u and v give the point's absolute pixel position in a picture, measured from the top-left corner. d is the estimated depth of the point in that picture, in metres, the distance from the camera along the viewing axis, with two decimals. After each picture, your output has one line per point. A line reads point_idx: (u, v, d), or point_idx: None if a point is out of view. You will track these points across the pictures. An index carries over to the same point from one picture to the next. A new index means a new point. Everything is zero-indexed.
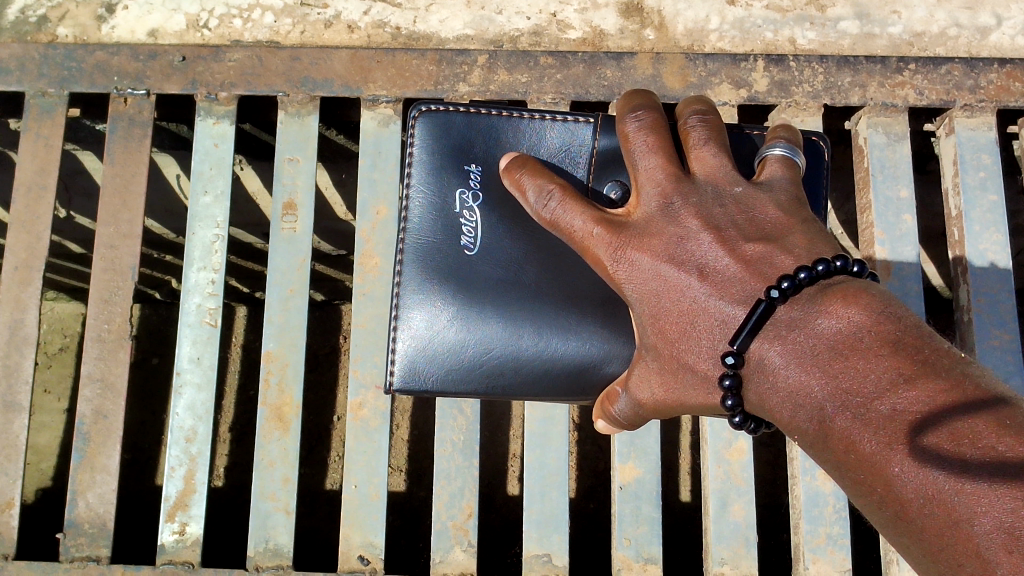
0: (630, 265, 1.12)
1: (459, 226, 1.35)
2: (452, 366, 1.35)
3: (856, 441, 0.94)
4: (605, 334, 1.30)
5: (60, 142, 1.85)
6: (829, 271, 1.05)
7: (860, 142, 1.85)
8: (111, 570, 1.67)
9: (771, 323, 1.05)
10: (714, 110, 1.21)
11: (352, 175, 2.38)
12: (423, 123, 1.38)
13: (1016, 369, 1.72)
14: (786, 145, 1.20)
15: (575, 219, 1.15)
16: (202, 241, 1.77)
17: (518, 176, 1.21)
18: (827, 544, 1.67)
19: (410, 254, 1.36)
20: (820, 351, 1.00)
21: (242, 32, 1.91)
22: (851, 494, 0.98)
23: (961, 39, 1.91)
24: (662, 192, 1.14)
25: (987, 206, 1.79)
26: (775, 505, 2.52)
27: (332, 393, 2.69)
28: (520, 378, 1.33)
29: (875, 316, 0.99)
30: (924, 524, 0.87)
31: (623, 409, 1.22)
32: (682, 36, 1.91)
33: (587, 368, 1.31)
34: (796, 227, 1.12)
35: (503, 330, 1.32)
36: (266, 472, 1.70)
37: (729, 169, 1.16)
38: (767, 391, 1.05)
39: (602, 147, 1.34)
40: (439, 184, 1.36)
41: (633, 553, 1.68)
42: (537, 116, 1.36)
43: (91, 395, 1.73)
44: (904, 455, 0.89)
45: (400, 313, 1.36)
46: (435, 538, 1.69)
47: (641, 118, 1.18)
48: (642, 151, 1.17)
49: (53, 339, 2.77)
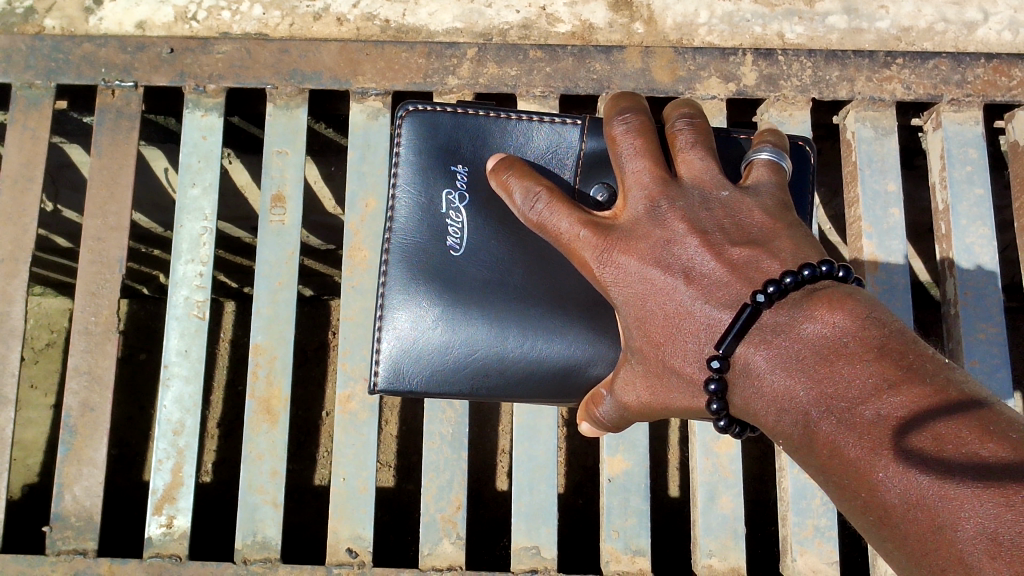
0: (617, 268, 1.13)
1: (445, 225, 1.35)
2: (437, 366, 1.34)
3: (840, 446, 0.94)
4: (590, 336, 1.31)
5: (47, 134, 1.84)
6: (814, 276, 1.05)
7: (848, 136, 1.85)
8: (98, 563, 1.66)
9: (756, 327, 1.05)
10: (701, 114, 1.22)
11: (340, 169, 2.38)
12: (410, 123, 1.38)
13: (1002, 362, 1.73)
14: (773, 150, 1.21)
15: (562, 222, 1.15)
16: (189, 233, 1.77)
17: (505, 177, 1.22)
18: (815, 535, 1.68)
19: (396, 254, 1.35)
20: (805, 356, 1.01)
21: (230, 25, 1.91)
22: (835, 499, 0.99)
23: (949, 34, 1.92)
24: (649, 195, 1.14)
25: (973, 200, 1.80)
26: (763, 500, 2.52)
27: (321, 388, 2.68)
28: (506, 380, 1.33)
29: (861, 322, 1.00)
30: (907, 529, 0.87)
31: (608, 411, 1.22)
32: (671, 30, 1.92)
33: (572, 369, 1.31)
34: (783, 231, 1.13)
35: (488, 331, 1.32)
36: (254, 464, 1.69)
37: (715, 173, 1.16)
38: (752, 395, 1.05)
39: (589, 149, 1.35)
40: (426, 184, 1.36)
41: (621, 545, 1.68)
42: (524, 117, 1.36)
43: (78, 388, 1.72)
44: (888, 460, 0.89)
45: (386, 314, 1.36)
46: (423, 531, 1.68)
47: (628, 121, 1.19)
48: (629, 153, 1.17)
49: (39, 335, 2.75)
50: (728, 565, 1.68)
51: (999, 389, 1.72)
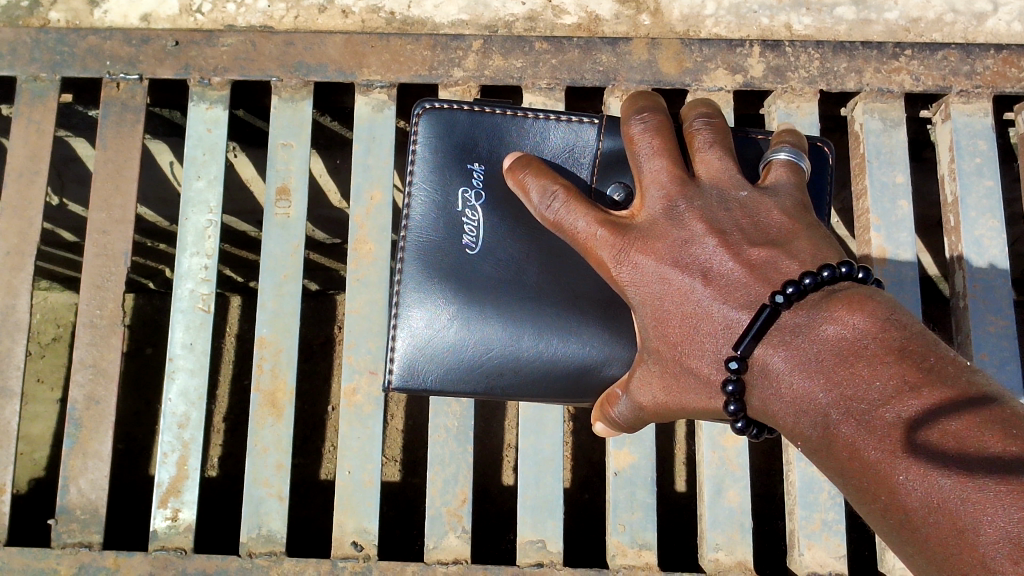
0: (634, 267, 1.12)
1: (460, 224, 1.34)
2: (451, 366, 1.34)
3: (860, 449, 0.93)
4: (606, 335, 1.29)
5: (52, 127, 1.84)
6: (834, 278, 1.04)
7: (856, 128, 1.84)
8: (104, 556, 1.66)
9: (774, 329, 1.04)
10: (719, 113, 1.21)
11: (346, 162, 2.38)
12: (427, 122, 1.37)
13: (1011, 355, 1.72)
14: (791, 150, 1.20)
15: (579, 221, 1.14)
16: (195, 226, 1.76)
17: (521, 176, 1.21)
18: (823, 529, 1.67)
19: (411, 252, 1.34)
20: (825, 358, 0.99)
21: (235, 17, 1.90)
22: (854, 503, 0.97)
23: (958, 26, 1.91)
24: (667, 195, 1.13)
25: (982, 191, 1.78)
26: (770, 494, 2.51)
27: (327, 382, 2.68)
28: (520, 379, 1.32)
29: (881, 324, 0.98)
30: (927, 533, 0.85)
31: (623, 411, 1.21)
32: (677, 22, 1.90)
33: (587, 369, 1.30)
34: (802, 232, 1.12)
35: (503, 330, 1.31)
36: (259, 457, 1.69)
37: (734, 172, 1.15)
38: (770, 396, 1.04)
39: (607, 147, 1.34)
40: (442, 182, 1.35)
41: (628, 539, 1.68)
42: (541, 115, 1.35)
43: (83, 381, 1.72)
44: (908, 463, 0.88)
45: (400, 312, 1.35)
46: (429, 525, 1.68)
47: (646, 120, 1.17)
48: (647, 153, 1.16)
49: (46, 329, 2.76)
50: (735, 559, 1.66)
51: (1009, 383, 1.71)
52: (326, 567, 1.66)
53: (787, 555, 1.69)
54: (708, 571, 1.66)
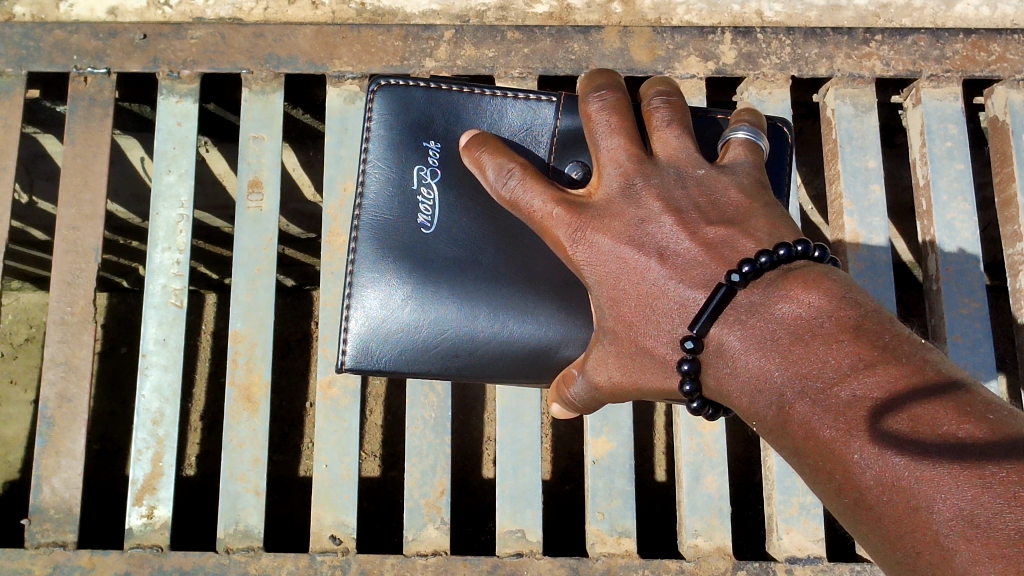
0: (590, 247, 1.12)
1: (416, 202, 1.32)
2: (407, 346, 1.33)
3: (814, 427, 0.93)
4: (562, 316, 1.29)
5: (18, 122, 1.81)
6: (790, 257, 1.04)
7: (828, 113, 1.85)
8: (78, 555, 1.64)
9: (730, 307, 1.04)
10: (677, 92, 1.20)
11: (318, 154, 2.38)
12: (381, 98, 1.36)
13: (984, 336, 1.73)
14: (750, 129, 1.20)
15: (535, 199, 1.14)
16: (166, 221, 1.74)
17: (478, 155, 1.20)
18: (801, 513, 1.68)
19: (365, 231, 1.33)
20: (780, 336, 1.00)
21: (204, 9, 1.87)
22: (809, 482, 0.97)
23: (927, 11, 1.92)
24: (623, 173, 1.13)
25: (953, 175, 1.80)
26: (747, 483, 2.53)
27: (304, 378, 2.66)
28: (475, 360, 1.31)
29: (836, 301, 0.99)
30: (881, 511, 0.86)
31: (579, 392, 1.20)
32: (649, 10, 1.90)
33: (541, 350, 1.29)
34: (759, 210, 1.12)
35: (457, 310, 1.30)
36: (234, 452, 1.67)
37: (691, 151, 1.15)
38: (725, 376, 1.04)
39: (564, 126, 1.33)
40: (397, 159, 1.34)
41: (607, 527, 1.67)
42: (498, 93, 1.34)
43: (54, 378, 1.70)
44: (863, 441, 0.88)
45: (354, 292, 1.34)
46: (407, 516, 1.67)
47: (604, 98, 1.17)
48: (604, 132, 1.15)
49: (17, 330, 2.73)
50: (714, 544, 1.67)
51: (980, 365, 1.72)
52: (305, 562, 1.65)
53: (766, 540, 1.69)
54: (688, 558, 1.67)
